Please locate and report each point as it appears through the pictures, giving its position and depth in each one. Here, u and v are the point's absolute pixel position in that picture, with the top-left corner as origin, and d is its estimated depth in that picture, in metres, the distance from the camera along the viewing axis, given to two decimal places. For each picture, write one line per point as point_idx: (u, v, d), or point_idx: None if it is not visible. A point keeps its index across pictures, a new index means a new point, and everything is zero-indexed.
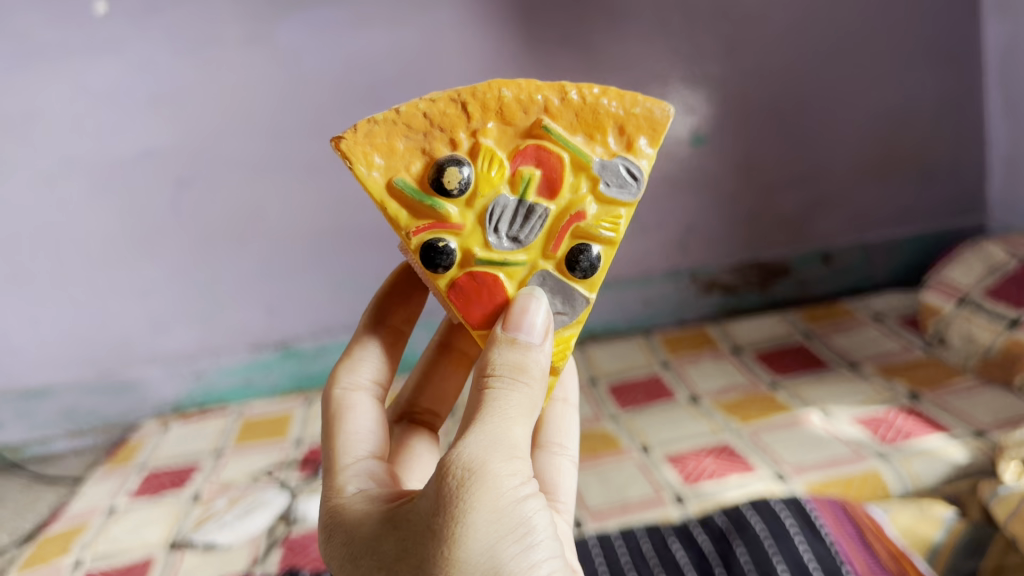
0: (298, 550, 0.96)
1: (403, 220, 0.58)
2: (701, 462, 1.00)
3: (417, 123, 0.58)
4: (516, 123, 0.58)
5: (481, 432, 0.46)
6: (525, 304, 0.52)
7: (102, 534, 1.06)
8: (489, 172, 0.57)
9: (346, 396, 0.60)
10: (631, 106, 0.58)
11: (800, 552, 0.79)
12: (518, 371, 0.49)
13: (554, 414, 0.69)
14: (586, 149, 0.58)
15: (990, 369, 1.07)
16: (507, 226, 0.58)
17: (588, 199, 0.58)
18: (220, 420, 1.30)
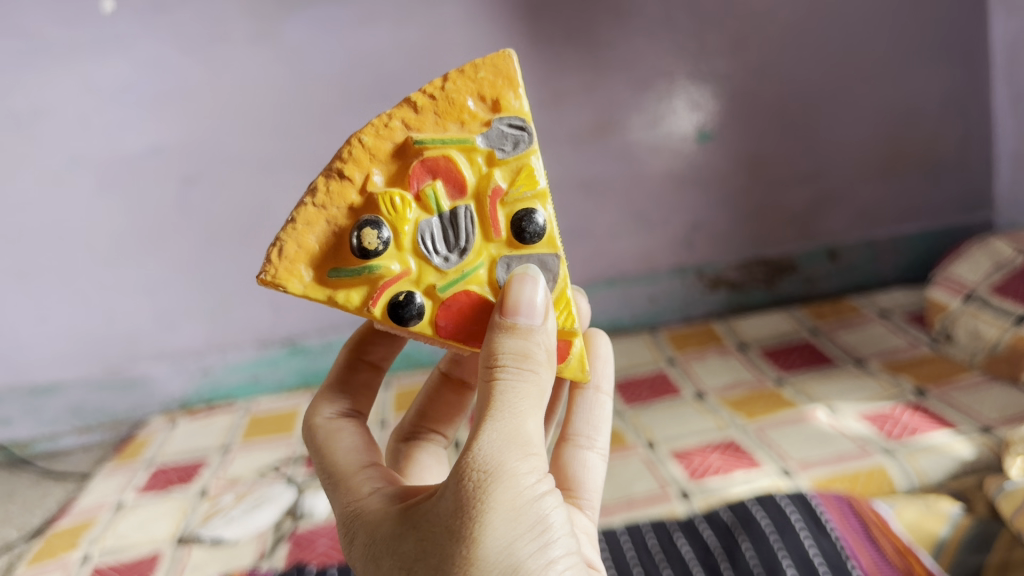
0: (304, 546, 0.97)
1: (356, 303, 0.56)
2: (707, 458, 1.00)
3: (313, 217, 0.56)
4: (388, 155, 0.56)
5: (491, 428, 0.44)
6: (518, 284, 0.49)
7: (110, 528, 1.07)
8: (399, 211, 0.55)
9: (328, 425, 0.58)
10: (474, 72, 0.56)
11: (805, 547, 0.79)
12: (523, 358, 0.46)
13: (583, 405, 0.66)
14: (466, 133, 0.55)
15: (997, 365, 1.07)
16: (447, 243, 0.56)
17: (494, 173, 0.55)
18: (228, 417, 1.31)
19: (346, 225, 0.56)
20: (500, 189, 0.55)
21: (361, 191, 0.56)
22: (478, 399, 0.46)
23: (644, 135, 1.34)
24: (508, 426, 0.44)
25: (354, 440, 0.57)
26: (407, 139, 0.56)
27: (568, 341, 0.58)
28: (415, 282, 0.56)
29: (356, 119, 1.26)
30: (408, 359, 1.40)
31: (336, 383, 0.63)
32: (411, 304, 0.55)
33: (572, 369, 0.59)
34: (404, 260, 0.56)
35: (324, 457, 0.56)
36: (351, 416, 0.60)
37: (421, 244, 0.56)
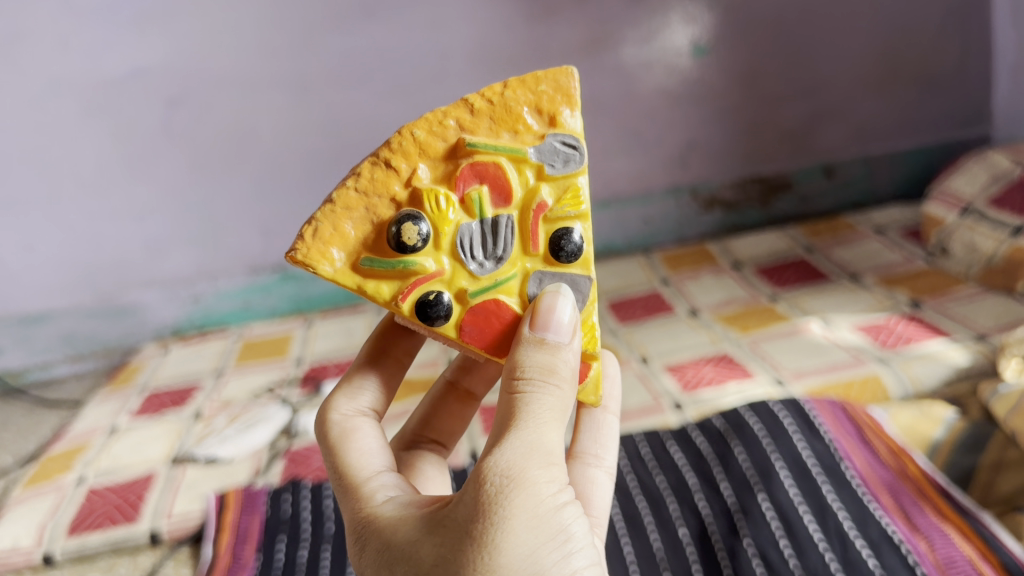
0: (300, 461, 1.00)
1: (386, 294, 0.54)
2: (700, 370, 1.00)
3: (354, 202, 0.55)
4: (438, 153, 0.55)
5: (515, 439, 0.43)
6: (552, 303, 0.50)
7: (105, 451, 1.07)
8: (441, 211, 0.54)
9: (347, 421, 0.55)
10: (536, 85, 0.55)
11: (799, 450, 0.79)
12: (548, 372, 0.46)
13: (589, 423, 0.62)
14: (519, 143, 0.54)
15: (993, 276, 1.06)
16: (485, 250, 0.54)
17: (540, 187, 0.54)
18: (220, 342, 1.30)
19: (386, 217, 0.54)
20: (545, 205, 0.54)
21: (406, 185, 0.55)
22: (502, 410, 0.45)
23: (637, 51, 1.31)
24: (532, 437, 0.43)
25: (373, 444, 0.53)
26: (458, 139, 0.54)
27: (588, 364, 0.56)
28: (446, 284, 0.55)
29: (341, 33, 1.22)
30: None
31: (361, 375, 0.58)
32: (440, 304, 0.54)
33: (587, 392, 0.57)
34: (440, 260, 0.55)
35: (337, 457, 0.53)
36: (372, 417, 0.56)
37: (459, 247, 0.54)
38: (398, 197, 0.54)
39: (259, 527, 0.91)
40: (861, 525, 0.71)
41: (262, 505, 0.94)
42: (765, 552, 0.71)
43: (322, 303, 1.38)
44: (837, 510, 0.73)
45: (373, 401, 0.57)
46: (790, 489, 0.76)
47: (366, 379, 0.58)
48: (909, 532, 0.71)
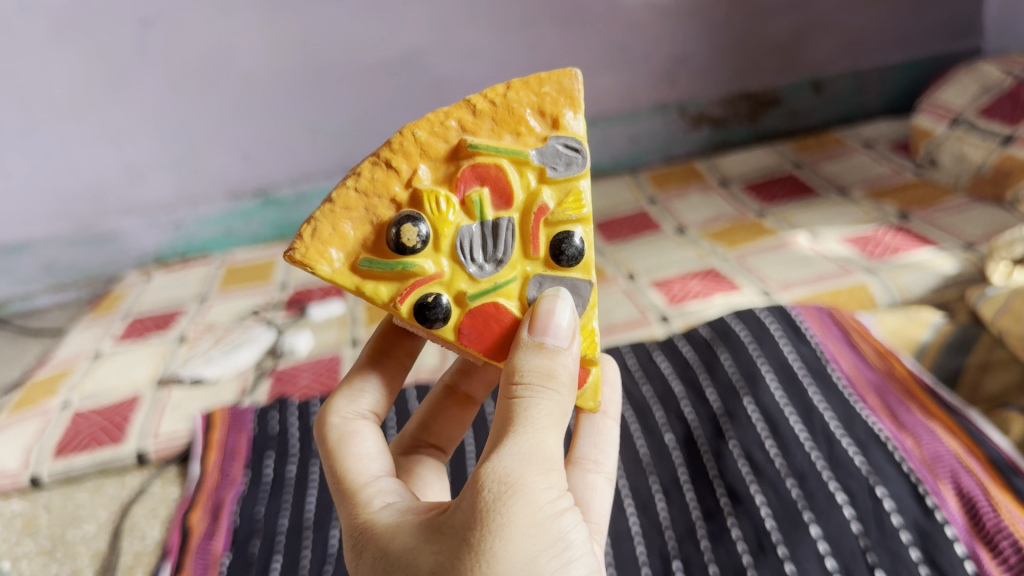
0: (286, 380, 0.99)
1: (384, 295, 0.52)
2: (687, 284, 1.00)
3: (354, 202, 0.52)
4: (439, 154, 0.52)
5: (511, 444, 0.42)
6: (551, 306, 0.48)
7: (89, 376, 1.06)
8: (441, 212, 0.51)
9: (346, 424, 0.52)
10: (539, 86, 0.52)
11: (785, 354, 0.79)
12: (547, 376, 0.45)
13: (589, 429, 0.61)
14: (521, 146, 0.51)
15: (982, 186, 1.06)
16: (485, 252, 0.52)
17: (542, 190, 0.52)
18: (203, 268, 1.29)
19: (386, 218, 0.52)
20: (547, 208, 0.51)
21: (407, 186, 0.52)
22: (499, 418, 0.44)
23: None
24: (531, 443, 0.42)
25: (371, 448, 0.51)
26: (460, 140, 0.52)
27: (587, 368, 0.54)
28: (445, 286, 0.52)
29: None
30: None
31: (362, 375, 0.56)
32: (438, 306, 0.51)
33: (585, 397, 0.54)
34: (439, 261, 0.52)
35: (335, 459, 0.50)
36: (372, 420, 0.54)
37: (459, 249, 0.52)
38: (398, 198, 0.52)
39: (247, 446, 0.92)
40: (848, 424, 0.71)
41: (249, 423, 0.94)
42: (751, 454, 0.72)
43: None
44: (823, 411, 0.73)
45: (374, 403, 0.55)
46: (776, 392, 0.76)
47: (367, 380, 0.56)
48: (895, 431, 0.71)
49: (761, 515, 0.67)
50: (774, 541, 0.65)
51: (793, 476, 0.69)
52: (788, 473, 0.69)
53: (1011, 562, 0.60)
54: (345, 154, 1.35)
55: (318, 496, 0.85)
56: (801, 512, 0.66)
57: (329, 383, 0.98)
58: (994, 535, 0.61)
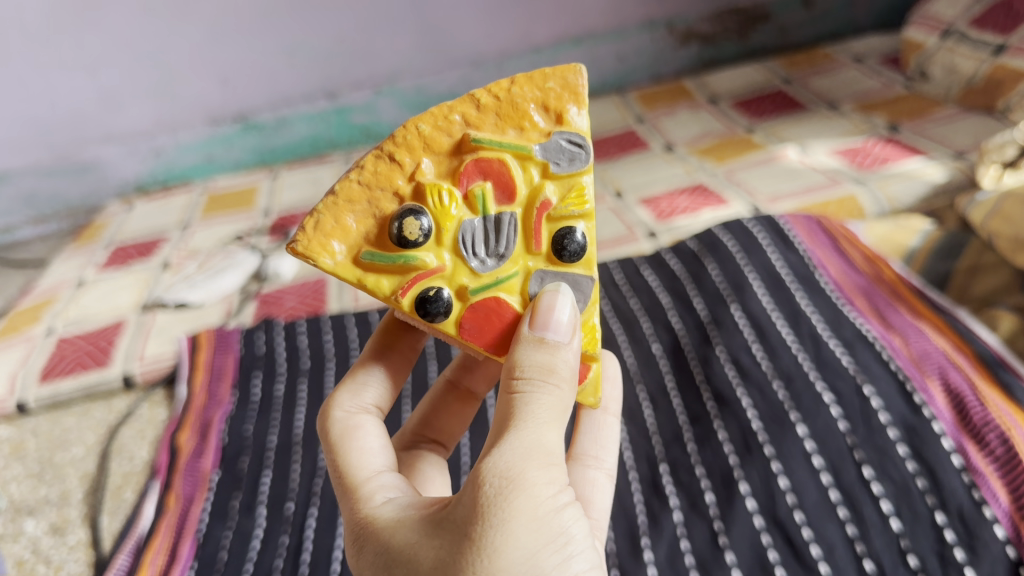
0: (272, 303, 0.99)
1: (386, 288, 0.50)
2: (675, 200, 0.99)
3: (356, 194, 0.50)
4: (443, 148, 0.49)
5: (512, 439, 0.40)
6: (551, 302, 0.46)
7: (73, 303, 1.05)
8: (443, 206, 0.49)
9: (350, 418, 0.51)
10: (543, 82, 0.49)
11: (772, 263, 0.79)
12: (547, 371, 0.43)
13: (589, 423, 0.60)
14: (524, 141, 0.49)
15: (973, 97, 1.04)
16: (487, 246, 0.49)
17: (545, 185, 0.49)
18: (185, 196, 1.27)
19: (389, 212, 0.49)
20: (549, 203, 0.49)
21: (410, 180, 0.49)
22: (499, 414, 0.42)
23: None
24: (531, 437, 0.40)
25: (375, 443, 0.50)
26: (463, 135, 0.49)
27: (588, 365, 0.51)
28: (447, 280, 0.50)
29: None
30: (366, 131, 1.40)
31: (367, 367, 0.55)
32: (439, 299, 0.49)
33: (586, 394, 0.53)
34: (441, 255, 0.50)
35: (337, 453, 0.49)
36: (375, 414, 0.52)
37: (462, 244, 0.49)
38: (401, 192, 0.49)
39: (234, 366, 0.91)
40: (835, 326, 0.71)
41: (236, 345, 0.93)
42: (738, 359, 0.73)
43: (286, 155, 1.40)
44: (810, 314, 0.73)
45: (378, 397, 0.54)
46: (763, 299, 0.76)
47: (371, 372, 0.54)
48: (883, 331, 0.71)
49: (748, 416, 0.69)
50: (761, 441, 0.67)
51: (779, 378, 0.70)
52: (775, 375, 0.70)
53: (998, 453, 0.60)
54: (327, 76, 1.33)
55: (306, 411, 0.85)
56: (787, 411, 0.67)
57: (315, 306, 0.98)
58: (981, 427, 0.61)
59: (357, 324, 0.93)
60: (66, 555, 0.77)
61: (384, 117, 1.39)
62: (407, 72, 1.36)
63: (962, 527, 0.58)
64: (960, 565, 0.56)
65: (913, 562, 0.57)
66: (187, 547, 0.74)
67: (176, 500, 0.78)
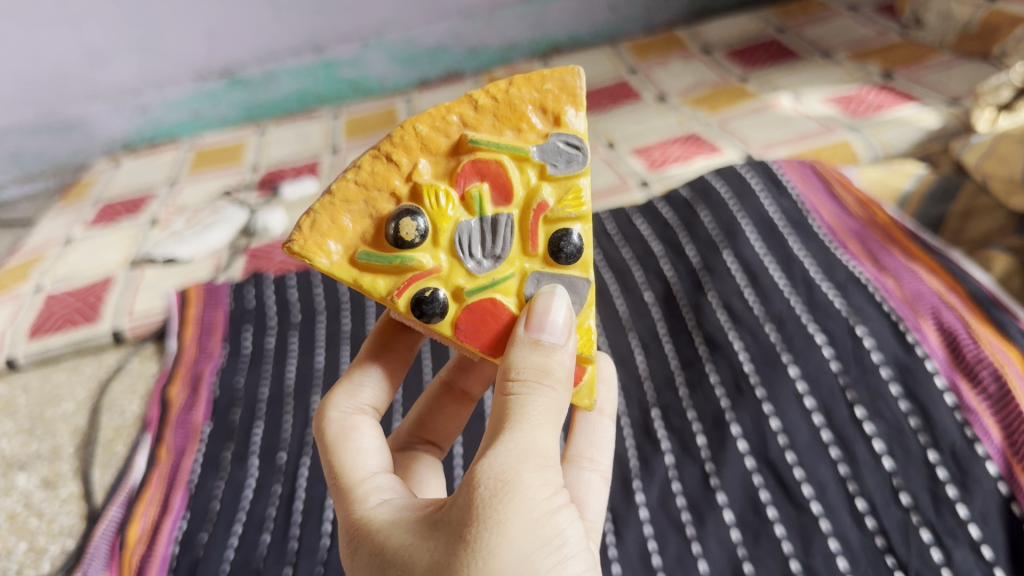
0: (261, 257, 0.98)
1: (382, 289, 0.49)
2: (667, 150, 0.98)
3: (354, 194, 0.50)
4: (441, 149, 0.50)
5: (507, 441, 0.39)
6: (547, 303, 0.46)
7: (61, 260, 1.04)
8: (440, 207, 0.49)
9: (345, 419, 0.51)
10: (541, 84, 0.49)
11: (765, 208, 0.78)
12: (543, 373, 0.42)
13: (584, 423, 0.59)
14: (522, 142, 0.49)
15: (968, 43, 1.03)
16: (484, 247, 0.49)
17: (542, 186, 0.49)
18: (173, 153, 1.26)
19: (386, 212, 0.49)
20: (546, 204, 0.49)
21: (407, 180, 0.49)
22: (495, 417, 0.42)
23: None
24: (526, 438, 0.40)
25: (371, 444, 0.49)
26: (461, 136, 0.49)
27: (583, 367, 0.51)
28: (442, 281, 0.49)
29: None
30: (355, 86, 1.39)
31: (365, 367, 0.54)
32: (435, 301, 0.48)
33: (581, 396, 0.52)
34: (438, 255, 0.49)
35: (332, 455, 0.49)
36: (371, 416, 0.52)
37: (458, 245, 0.49)
38: (398, 192, 0.49)
39: (224, 320, 0.90)
40: (828, 270, 0.71)
41: (225, 300, 0.92)
42: (730, 304, 0.73)
43: (274, 111, 1.38)
44: (803, 259, 0.72)
45: (375, 398, 0.53)
46: (756, 244, 0.75)
47: (368, 373, 0.54)
48: (876, 273, 0.70)
49: (740, 359, 0.69)
50: (753, 384, 0.67)
51: (772, 321, 0.69)
52: (767, 318, 0.70)
53: (991, 392, 0.60)
54: (314, 30, 1.30)
55: (298, 363, 0.84)
56: (779, 354, 0.67)
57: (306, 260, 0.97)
58: (974, 366, 0.61)
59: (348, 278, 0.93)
60: (59, 508, 0.77)
61: (372, 71, 1.37)
62: (396, 25, 1.33)
63: (954, 464, 0.58)
64: (953, 502, 0.56)
65: (905, 500, 0.57)
66: (179, 498, 0.74)
67: (168, 453, 0.78)
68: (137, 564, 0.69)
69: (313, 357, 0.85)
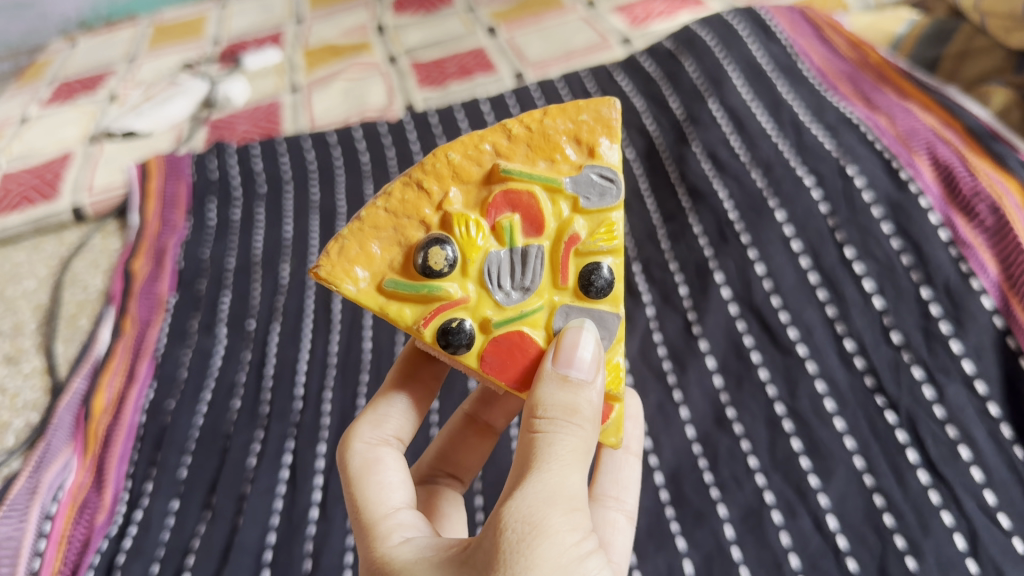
0: (224, 128, 0.93)
1: (408, 319, 0.44)
2: (650, 6, 0.93)
3: (383, 221, 0.45)
4: (473, 177, 0.45)
5: (535, 483, 0.36)
6: (576, 337, 0.42)
7: (16, 139, 0.99)
8: (470, 236, 0.44)
9: (369, 449, 0.46)
10: (576, 115, 0.46)
11: (752, 53, 0.74)
12: (572, 412, 0.38)
13: (611, 462, 0.55)
14: (555, 173, 0.45)
15: None
16: (513, 278, 0.44)
17: (574, 219, 0.45)
18: (131, 31, 1.20)
19: (416, 240, 0.45)
20: (578, 237, 0.44)
21: (436, 210, 0.45)
22: (520, 459, 0.38)
23: None
24: (554, 480, 0.36)
25: (396, 477, 0.45)
26: (493, 165, 0.45)
27: (610, 406, 0.46)
28: (469, 312, 0.44)
29: None
30: None
31: (391, 394, 0.50)
32: (461, 332, 0.44)
33: (608, 432, 0.47)
34: (466, 285, 0.44)
35: (354, 488, 0.44)
36: (397, 447, 0.48)
37: (487, 277, 0.44)
38: (427, 219, 0.45)
39: (188, 193, 0.86)
40: (817, 111, 0.67)
41: (188, 172, 0.88)
42: (714, 153, 0.69)
43: None
44: (791, 102, 0.68)
45: (399, 430, 0.49)
46: (742, 90, 0.71)
47: (393, 402, 0.50)
48: (868, 113, 0.67)
49: (724, 205, 0.66)
50: (737, 230, 0.64)
51: (759, 167, 0.66)
52: (753, 165, 0.66)
53: (988, 224, 0.57)
54: None
55: (265, 234, 0.81)
56: (765, 198, 0.64)
57: (269, 129, 0.92)
58: (971, 200, 0.58)
59: (315, 147, 0.86)
60: (22, 383, 0.74)
61: None
62: None
63: (947, 299, 0.55)
64: (945, 338, 0.54)
65: (896, 339, 0.56)
66: (145, 368, 0.72)
67: (132, 325, 0.75)
68: (103, 434, 0.67)
69: (281, 228, 0.80)
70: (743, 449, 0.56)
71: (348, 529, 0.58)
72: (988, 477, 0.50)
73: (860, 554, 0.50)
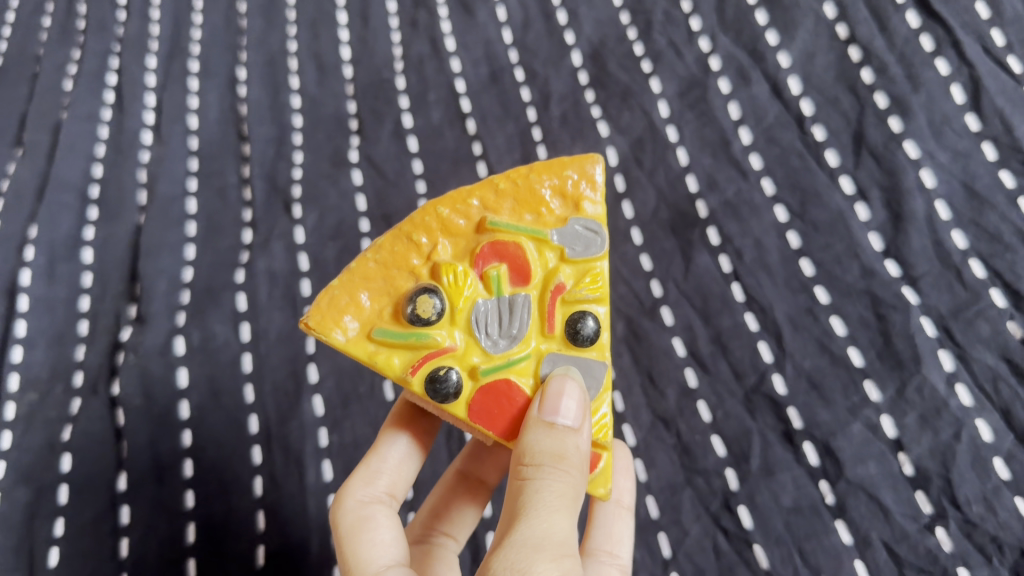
0: None
1: (395, 371, 0.31)
2: None
3: (367, 273, 0.32)
4: (454, 229, 0.32)
5: (520, 531, 0.26)
6: (559, 382, 0.30)
7: None
8: (458, 284, 0.31)
9: (360, 503, 0.34)
10: (560, 171, 0.33)
11: None
12: (560, 456, 0.27)
13: (603, 515, 0.35)
14: (542, 226, 0.32)
15: None
16: (499, 325, 0.31)
17: (562, 267, 0.32)
18: None
19: (406, 291, 0.32)
20: (564, 286, 0.32)
21: (423, 264, 0.32)
22: (508, 515, 0.28)
23: None
24: (541, 527, 0.26)
25: (389, 532, 0.33)
26: (478, 216, 0.32)
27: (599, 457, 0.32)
28: (456, 360, 0.31)
29: None
30: None
31: (389, 434, 0.36)
32: (450, 379, 0.30)
33: (594, 481, 0.31)
34: (452, 335, 0.31)
35: (344, 553, 0.32)
36: (394, 500, 0.35)
37: (477, 325, 0.31)
38: (414, 269, 0.32)
39: None
40: None
41: None
42: None
43: None
44: None
45: (397, 482, 0.36)
46: None
47: (390, 446, 0.36)
48: None
49: None
50: None
51: None
52: None
53: None
54: None
55: None
56: None
57: None
58: None
59: None
60: None
61: None
62: None
63: None
64: None
65: None
66: None
67: None
68: None
69: None
70: (683, 13, 0.45)
71: (190, 152, 0.46)
72: (996, 14, 0.41)
73: (828, 120, 0.41)
